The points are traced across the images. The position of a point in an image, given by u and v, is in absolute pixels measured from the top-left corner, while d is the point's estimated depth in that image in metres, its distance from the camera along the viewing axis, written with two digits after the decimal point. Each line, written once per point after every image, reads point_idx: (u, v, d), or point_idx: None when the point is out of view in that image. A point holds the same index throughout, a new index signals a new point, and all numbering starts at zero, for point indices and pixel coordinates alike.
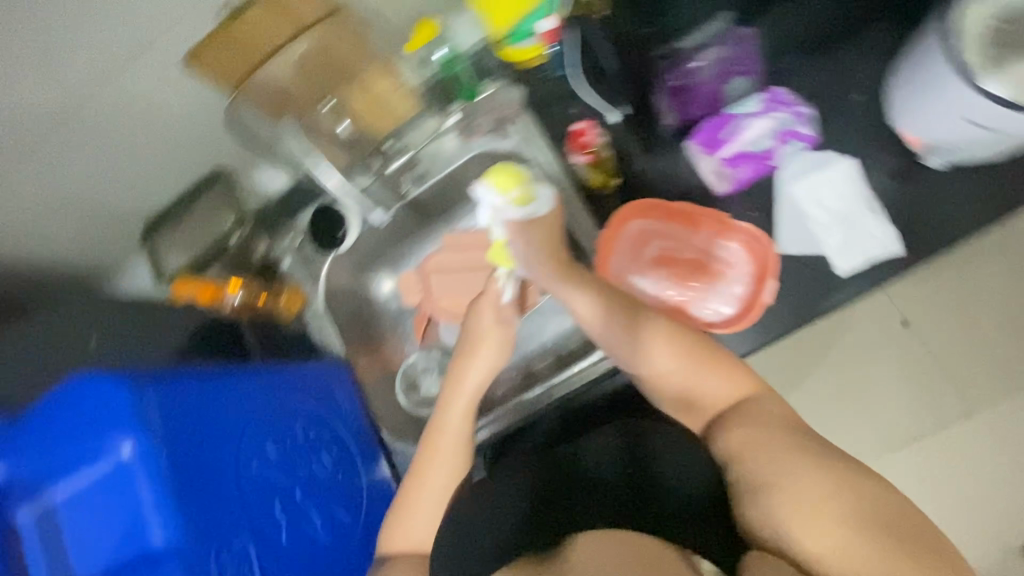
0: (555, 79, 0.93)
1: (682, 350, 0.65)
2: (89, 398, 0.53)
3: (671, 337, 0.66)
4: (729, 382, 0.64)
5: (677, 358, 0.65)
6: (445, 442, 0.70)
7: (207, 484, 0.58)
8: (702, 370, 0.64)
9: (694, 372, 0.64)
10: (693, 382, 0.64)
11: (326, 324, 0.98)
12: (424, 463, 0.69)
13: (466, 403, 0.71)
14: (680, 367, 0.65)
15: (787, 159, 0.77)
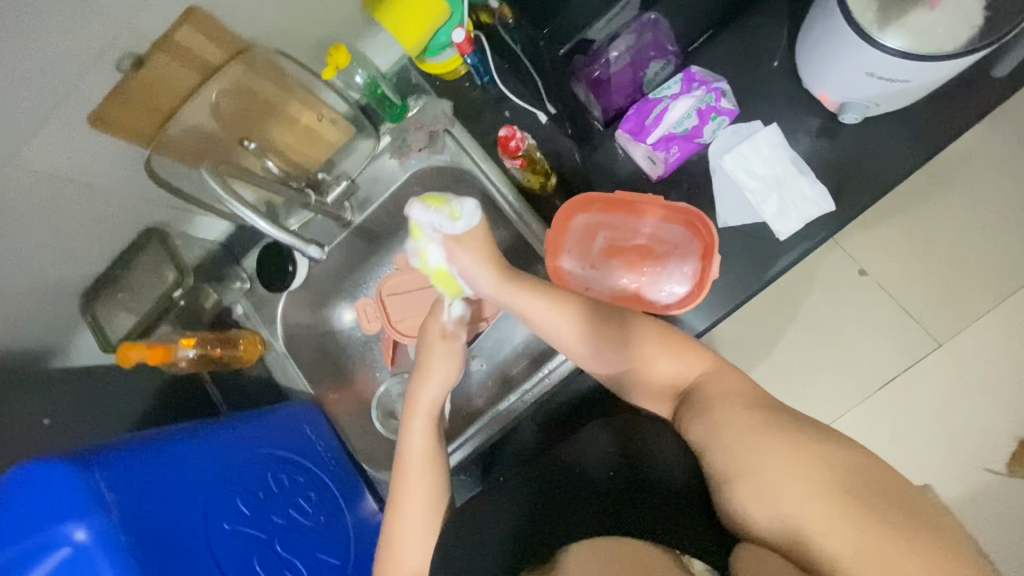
0: (480, 87, 0.92)
1: (643, 338, 0.65)
2: (35, 488, 0.50)
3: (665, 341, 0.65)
4: (693, 364, 0.63)
5: (624, 346, 0.65)
6: (413, 465, 0.68)
7: (179, 555, 0.55)
8: (660, 354, 0.64)
9: (652, 359, 0.64)
10: (655, 369, 0.64)
11: (290, 364, 0.98)
12: (400, 494, 0.67)
13: (425, 421, 0.70)
14: (632, 358, 0.64)
15: (715, 133, 0.78)
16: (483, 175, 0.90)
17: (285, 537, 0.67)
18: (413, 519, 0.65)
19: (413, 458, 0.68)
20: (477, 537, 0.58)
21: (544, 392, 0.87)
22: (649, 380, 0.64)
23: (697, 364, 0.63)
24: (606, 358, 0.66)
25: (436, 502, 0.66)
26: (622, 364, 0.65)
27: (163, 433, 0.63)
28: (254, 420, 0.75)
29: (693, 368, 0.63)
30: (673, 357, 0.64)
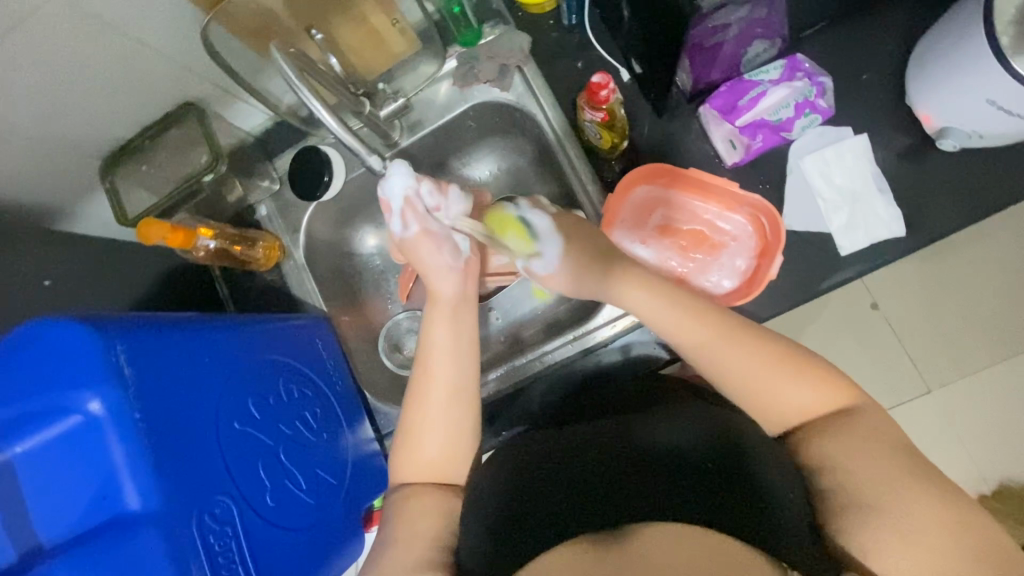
0: (563, 30, 0.86)
1: (733, 342, 0.62)
2: (48, 346, 0.47)
3: (647, 285, 0.68)
4: (794, 380, 0.60)
5: (703, 348, 0.63)
6: (433, 358, 0.70)
7: (188, 445, 0.52)
8: (758, 365, 0.61)
9: (748, 370, 0.61)
10: (753, 383, 0.61)
11: (307, 277, 0.94)
12: (419, 387, 0.69)
13: (447, 314, 0.72)
14: (724, 361, 0.62)
15: (801, 134, 0.75)
16: (546, 123, 0.85)
17: (290, 447, 0.65)
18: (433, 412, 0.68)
19: (433, 356, 0.70)
20: (481, 533, 0.55)
21: (565, 357, 0.85)
22: (744, 391, 0.62)
23: (804, 381, 0.60)
24: (688, 353, 0.65)
25: (464, 392, 0.69)
26: (710, 366, 0.63)
27: (183, 317, 0.59)
28: (273, 324, 0.72)
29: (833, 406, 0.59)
30: (781, 378, 0.60)
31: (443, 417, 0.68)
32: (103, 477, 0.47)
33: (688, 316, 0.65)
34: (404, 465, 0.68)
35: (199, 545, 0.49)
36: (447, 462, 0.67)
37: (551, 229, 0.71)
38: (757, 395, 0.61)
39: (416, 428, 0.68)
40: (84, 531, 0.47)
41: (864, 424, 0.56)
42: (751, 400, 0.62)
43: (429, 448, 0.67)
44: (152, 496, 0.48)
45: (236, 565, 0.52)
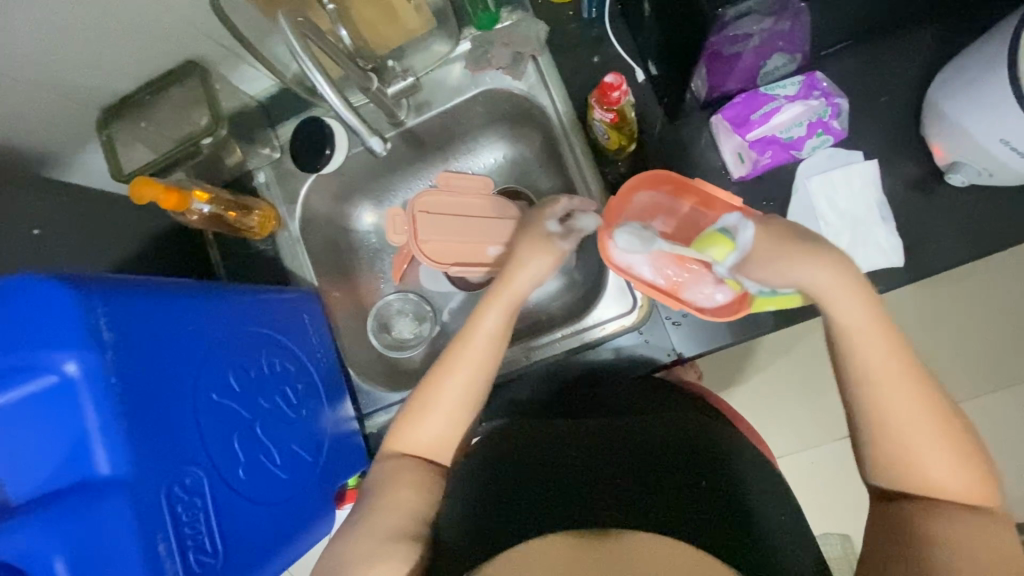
0: (582, 22, 0.84)
1: (908, 384, 0.56)
2: (26, 303, 0.47)
3: (876, 321, 0.57)
4: (938, 447, 0.56)
5: (874, 376, 0.57)
6: (477, 341, 0.72)
7: (163, 413, 0.52)
8: (914, 413, 0.56)
9: (905, 413, 0.56)
10: (905, 427, 0.56)
11: (300, 250, 0.93)
12: (450, 361, 0.72)
13: (507, 304, 0.74)
14: (892, 396, 0.57)
15: (811, 154, 0.74)
16: (555, 117, 0.84)
17: (267, 422, 0.65)
18: (454, 391, 0.72)
19: (472, 348, 0.72)
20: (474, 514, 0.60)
21: (553, 354, 0.86)
22: (894, 432, 0.56)
23: (945, 448, 0.56)
24: (852, 374, 0.59)
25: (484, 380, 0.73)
26: (871, 389, 0.57)
27: (168, 283, 0.59)
28: (259, 296, 0.71)
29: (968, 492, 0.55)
30: (937, 446, 0.56)
31: (464, 392, 0.72)
32: (73, 439, 0.47)
33: (883, 342, 0.57)
34: (406, 434, 0.72)
35: (166, 515, 0.49)
36: (442, 443, 0.72)
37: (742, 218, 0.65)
38: (895, 436, 0.56)
39: (430, 412, 0.71)
40: (50, 492, 0.47)
41: (996, 531, 0.53)
42: (891, 443, 0.57)
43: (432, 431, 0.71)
44: (122, 462, 0.47)
45: (203, 536, 0.52)
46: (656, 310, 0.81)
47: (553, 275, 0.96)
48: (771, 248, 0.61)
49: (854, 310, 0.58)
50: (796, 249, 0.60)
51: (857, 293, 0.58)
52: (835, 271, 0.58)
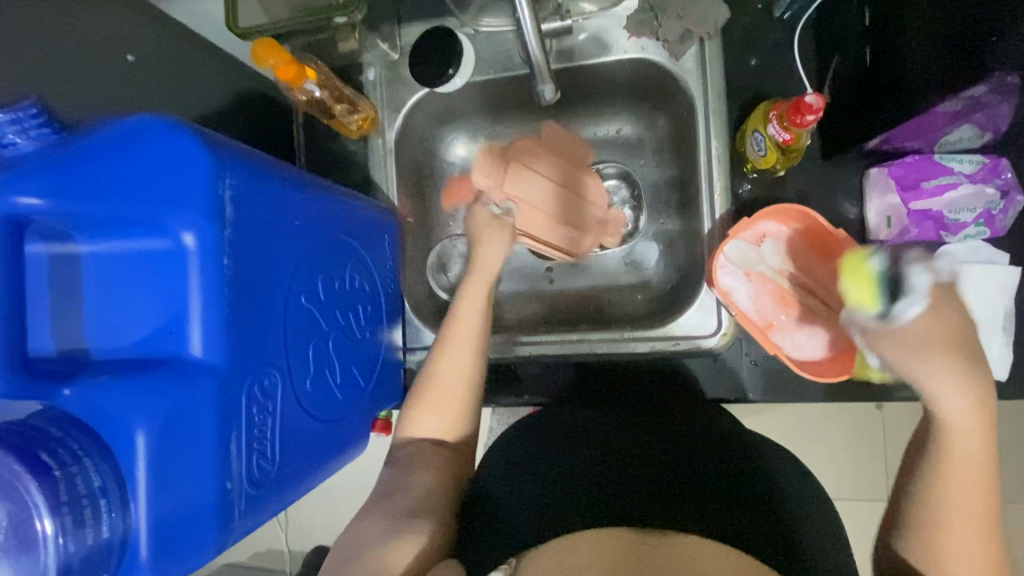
0: (767, 21, 0.76)
1: (979, 504, 0.45)
2: (153, 154, 0.42)
3: (964, 392, 0.43)
4: (976, 568, 0.45)
5: (943, 480, 0.45)
6: (462, 324, 0.69)
7: (259, 307, 0.48)
8: (969, 540, 0.45)
9: (962, 534, 0.45)
10: (954, 541, 0.45)
11: (390, 165, 0.84)
12: (441, 347, 0.68)
13: (483, 281, 0.71)
14: (953, 509, 0.45)
15: (961, 241, 0.71)
16: (702, 112, 0.76)
17: (337, 337, 0.61)
18: (451, 372, 0.67)
19: (460, 324, 0.69)
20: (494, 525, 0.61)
21: (614, 352, 0.80)
22: (929, 540, 0.46)
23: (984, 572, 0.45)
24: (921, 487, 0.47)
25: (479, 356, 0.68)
26: (925, 501, 0.46)
27: (282, 167, 0.54)
28: (356, 203, 0.66)
29: None
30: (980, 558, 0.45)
31: (461, 371, 0.67)
32: (171, 315, 0.43)
33: (976, 470, 0.45)
34: (416, 423, 0.65)
35: (242, 414, 0.46)
36: (456, 420, 0.66)
37: (926, 293, 0.42)
38: (936, 550, 0.46)
39: (428, 394, 0.66)
40: (135, 357, 0.43)
41: None
42: (928, 546, 0.46)
43: (432, 414, 0.65)
44: (218, 350, 0.44)
45: (267, 443, 0.49)
46: (738, 344, 0.78)
47: (632, 269, 0.90)
48: (934, 359, 0.43)
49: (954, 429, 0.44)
50: (951, 362, 0.43)
51: (985, 414, 0.44)
52: (974, 400, 0.44)
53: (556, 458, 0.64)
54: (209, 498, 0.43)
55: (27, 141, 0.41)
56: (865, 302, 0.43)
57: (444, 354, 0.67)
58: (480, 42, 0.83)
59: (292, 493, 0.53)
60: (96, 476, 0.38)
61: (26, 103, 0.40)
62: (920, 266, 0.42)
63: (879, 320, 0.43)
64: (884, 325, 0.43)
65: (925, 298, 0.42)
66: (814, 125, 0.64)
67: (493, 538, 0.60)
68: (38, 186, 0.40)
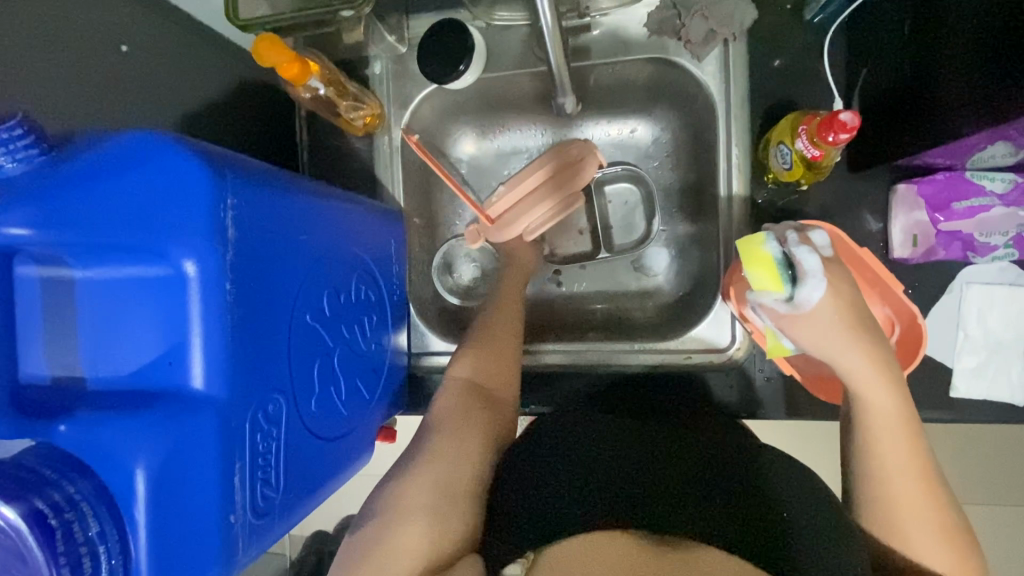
0: (794, 25, 0.73)
1: (916, 465, 0.52)
2: (147, 172, 0.39)
3: (866, 339, 0.55)
4: (932, 532, 0.51)
5: (878, 443, 0.53)
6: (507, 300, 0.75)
7: (263, 332, 0.46)
8: (919, 501, 0.51)
9: (910, 492, 0.52)
10: (903, 493, 0.52)
11: (396, 163, 0.80)
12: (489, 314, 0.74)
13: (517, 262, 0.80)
14: (895, 475, 0.52)
15: (990, 261, 0.69)
16: (723, 116, 0.73)
17: (343, 353, 0.59)
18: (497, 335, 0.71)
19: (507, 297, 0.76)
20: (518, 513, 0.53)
21: (622, 364, 0.78)
22: (886, 509, 0.52)
23: (943, 538, 0.51)
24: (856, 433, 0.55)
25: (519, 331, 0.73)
26: (869, 474, 0.53)
27: (285, 177, 0.51)
28: (358, 207, 0.62)
29: (950, 560, 0.51)
30: (920, 499, 0.52)
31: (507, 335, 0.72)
32: (171, 344, 0.41)
33: (902, 436, 0.53)
34: (463, 368, 0.69)
35: (246, 443, 0.44)
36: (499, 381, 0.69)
37: (822, 271, 0.56)
38: (896, 518, 0.52)
39: (476, 345, 0.71)
40: (134, 389, 0.41)
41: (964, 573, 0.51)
42: (886, 519, 0.52)
43: (476, 363, 0.69)
44: (221, 379, 0.42)
45: (271, 470, 0.47)
46: (754, 356, 0.76)
47: (642, 275, 0.86)
48: (833, 333, 0.55)
49: (876, 401, 0.54)
50: (846, 335, 0.55)
51: (889, 378, 0.55)
52: (869, 354, 0.55)
53: (587, 446, 0.56)
54: (212, 532, 0.41)
55: (15, 163, 0.38)
56: (770, 287, 0.57)
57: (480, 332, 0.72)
58: (493, 37, 0.79)
59: (298, 513, 0.52)
60: (94, 522, 0.37)
61: (9, 123, 0.37)
62: (805, 249, 0.56)
63: (790, 303, 0.57)
64: (793, 306, 0.57)
65: (819, 278, 0.56)
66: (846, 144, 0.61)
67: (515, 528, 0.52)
68: (29, 215, 0.38)
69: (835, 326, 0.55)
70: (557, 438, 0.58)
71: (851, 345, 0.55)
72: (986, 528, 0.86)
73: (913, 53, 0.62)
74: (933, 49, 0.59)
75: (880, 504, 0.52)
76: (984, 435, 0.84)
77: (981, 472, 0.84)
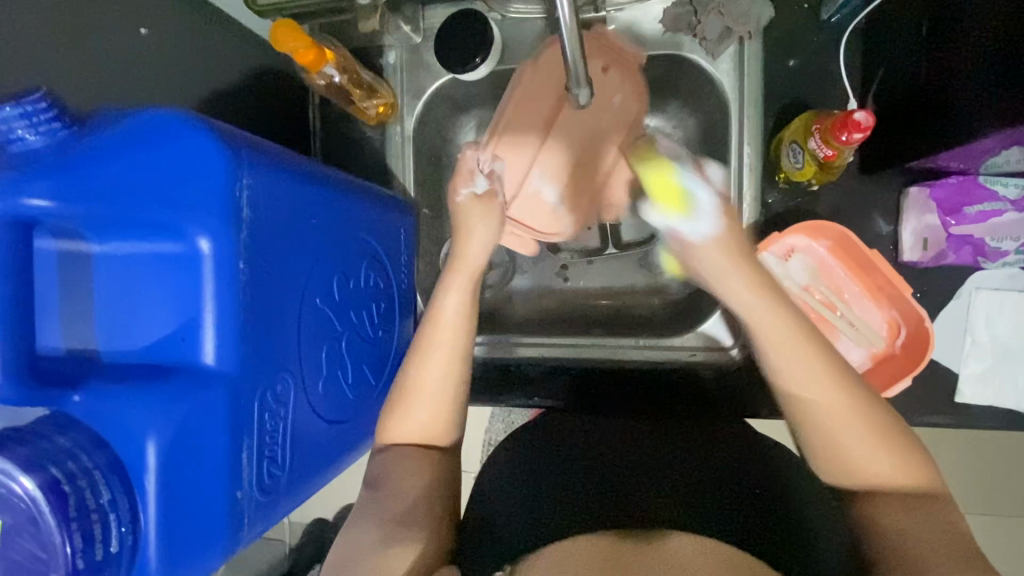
0: (809, 26, 0.73)
1: (847, 401, 0.49)
2: (164, 151, 0.40)
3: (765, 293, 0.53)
4: (881, 451, 0.48)
5: (800, 399, 0.50)
6: (440, 337, 0.61)
7: (273, 312, 0.46)
8: (858, 432, 0.49)
9: (845, 428, 0.49)
10: (837, 431, 0.49)
11: (407, 153, 0.80)
12: (421, 355, 0.61)
13: (467, 278, 0.65)
14: (830, 423, 0.49)
15: (999, 267, 0.69)
16: (735, 115, 0.73)
17: (350, 338, 0.59)
18: (432, 366, 0.60)
19: (438, 331, 0.61)
20: (514, 515, 0.59)
21: (624, 357, 0.80)
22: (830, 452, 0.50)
23: (891, 450, 0.48)
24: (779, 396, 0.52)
25: (458, 361, 0.61)
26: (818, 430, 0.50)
27: (297, 161, 0.51)
28: (368, 193, 0.62)
29: (914, 479, 0.48)
30: (853, 420, 0.49)
31: (444, 370, 0.60)
32: (184, 320, 0.42)
33: (819, 371, 0.50)
34: (398, 425, 0.59)
35: (254, 422, 0.44)
36: (437, 425, 0.59)
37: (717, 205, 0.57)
38: (843, 459, 0.49)
39: (408, 398, 0.59)
40: (148, 363, 0.42)
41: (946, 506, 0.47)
42: (833, 460, 0.50)
43: (413, 415, 0.59)
44: (231, 357, 0.42)
45: (278, 449, 0.48)
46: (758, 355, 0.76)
47: (649, 272, 0.85)
48: (746, 291, 0.54)
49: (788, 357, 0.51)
50: (764, 298, 0.53)
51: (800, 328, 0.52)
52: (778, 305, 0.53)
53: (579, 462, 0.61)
54: (220, 507, 0.42)
55: (36, 136, 0.39)
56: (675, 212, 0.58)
57: (418, 370, 0.60)
58: (507, 29, 0.79)
59: (302, 494, 0.52)
60: (106, 491, 0.37)
61: (34, 97, 0.38)
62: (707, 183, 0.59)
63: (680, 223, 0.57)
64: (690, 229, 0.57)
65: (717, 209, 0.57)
66: (859, 144, 0.61)
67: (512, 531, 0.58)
68: (49, 189, 0.39)
69: (736, 279, 0.54)
70: (547, 439, 0.63)
71: (764, 295, 0.53)
72: (986, 538, 0.85)
73: (926, 53, 0.62)
74: (943, 53, 0.59)
75: (839, 453, 0.49)
76: (988, 442, 0.83)
77: (983, 479, 0.84)
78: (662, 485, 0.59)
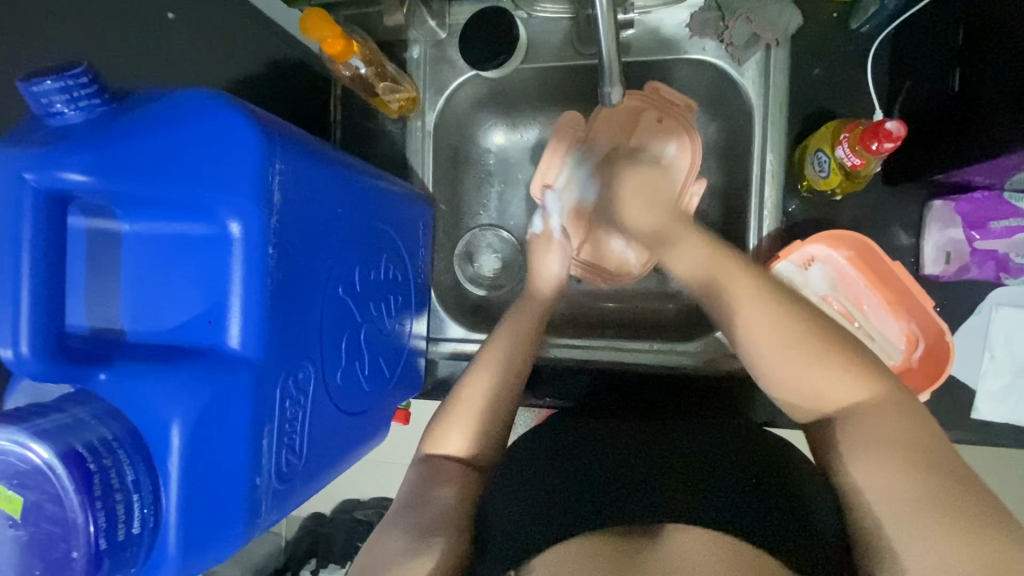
0: (838, 36, 0.72)
1: (789, 342, 0.54)
2: (201, 131, 0.39)
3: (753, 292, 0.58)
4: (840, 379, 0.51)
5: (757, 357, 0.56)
6: (493, 358, 0.62)
7: (298, 298, 0.46)
8: (809, 369, 0.53)
9: (798, 369, 0.53)
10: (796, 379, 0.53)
11: (427, 148, 0.80)
12: (472, 371, 0.62)
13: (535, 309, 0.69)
14: (788, 377, 0.54)
15: (1020, 284, 0.69)
16: (760, 121, 0.72)
17: (369, 330, 0.59)
18: (486, 381, 0.60)
19: (492, 350, 0.63)
20: (516, 518, 0.54)
21: (638, 361, 0.79)
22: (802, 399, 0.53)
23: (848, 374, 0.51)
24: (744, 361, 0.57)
25: (512, 378, 0.61)
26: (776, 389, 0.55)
27: (327, 150, 0.51)
28: (392, 184, 0.62)
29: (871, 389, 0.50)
30: (805, 366, 0.53)
31: (489, 391, 0.59)
32: (211, 301, 0.42)
33: (784, 347, 0.54)
34: (441, 439, 0.57)
35: (275, 408, 0.44)
36: (478, 440, 0.57)
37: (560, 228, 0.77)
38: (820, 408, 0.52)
39: (454, 413, 0.59)
40: (173, 343, 0.42)
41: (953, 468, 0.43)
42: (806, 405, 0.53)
43: (457, 428, 0.58)
44: (256, 341, 0.42)
45: (296, 436, 0.47)
46: None
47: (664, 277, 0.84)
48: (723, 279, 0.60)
49: (748, 313, 0.57)
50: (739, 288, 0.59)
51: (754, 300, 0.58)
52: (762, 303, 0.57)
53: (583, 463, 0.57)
54: (238, 491, 0.41)
55: (75, 111, 0.39)
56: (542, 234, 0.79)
57: (468, 383, 0.60)
58: (533, 28, 0.79)
59: (315, 484, 0.52)
60: (129, 470, 0.37)
61: (76, 72, 0.38)
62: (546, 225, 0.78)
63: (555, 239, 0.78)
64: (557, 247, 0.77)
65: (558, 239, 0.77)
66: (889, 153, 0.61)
67: (515, 534, 0.53)
68: (82, 164, 0.39)
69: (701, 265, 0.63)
70: (554, 445, 0.59)
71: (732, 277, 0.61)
72: None
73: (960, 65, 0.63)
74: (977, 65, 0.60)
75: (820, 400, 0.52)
76: (1000, 461, 0.83)
77: (994, 497, 0.83)
78: (669, 475, 0.54)
